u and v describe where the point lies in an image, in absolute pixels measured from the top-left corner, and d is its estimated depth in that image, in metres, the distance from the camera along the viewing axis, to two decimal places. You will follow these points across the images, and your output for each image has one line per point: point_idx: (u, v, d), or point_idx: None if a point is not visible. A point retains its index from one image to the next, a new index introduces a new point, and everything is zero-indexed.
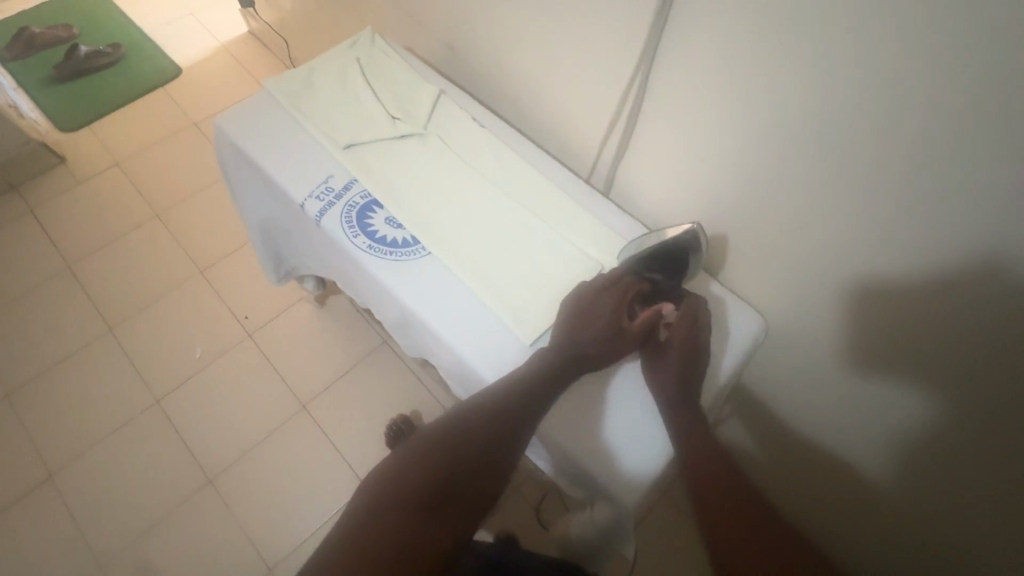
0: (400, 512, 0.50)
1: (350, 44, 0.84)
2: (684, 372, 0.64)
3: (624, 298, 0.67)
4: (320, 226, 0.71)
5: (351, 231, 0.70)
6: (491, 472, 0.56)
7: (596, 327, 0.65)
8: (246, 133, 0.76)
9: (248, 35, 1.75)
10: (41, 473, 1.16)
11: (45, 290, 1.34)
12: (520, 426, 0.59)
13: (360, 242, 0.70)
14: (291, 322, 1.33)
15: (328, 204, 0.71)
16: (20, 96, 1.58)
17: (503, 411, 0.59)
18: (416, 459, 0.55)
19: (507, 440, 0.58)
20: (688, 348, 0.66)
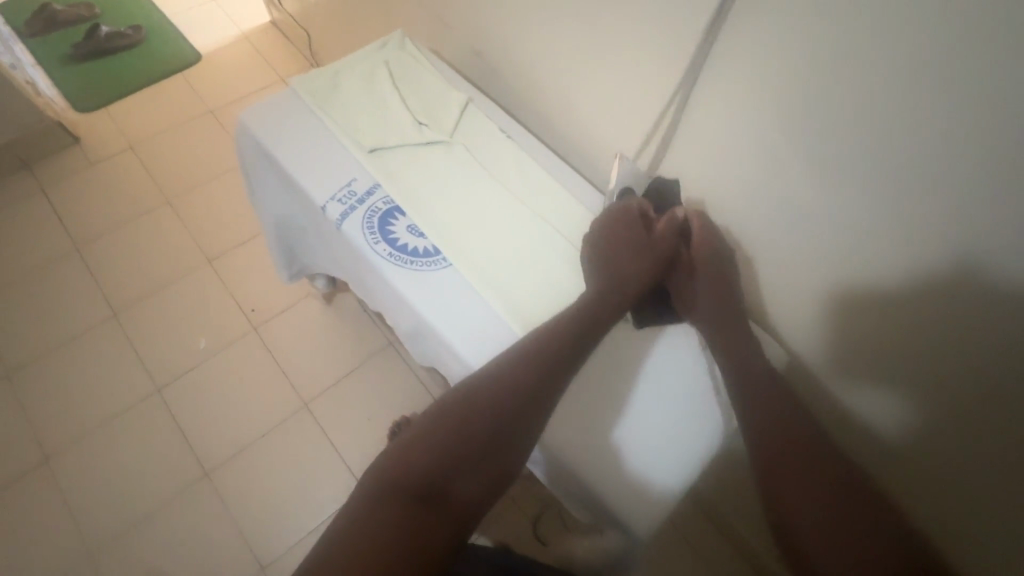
0: (400, 504, 0.47)
1: (379, 46, 0.83)
2: (718, 289, 0.64)
3: (636, 237, 0.66)
4: (341, 231, 0.70)
5: (373, 238, 0.69)
6: (503, 451, 0.53)
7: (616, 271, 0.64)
8: (268, 131, 0.75)
9: (269, 25, 1.74)
10: (36, 456, 1.14)
11: (52, 270, 1.33)
12: (537, 397, 0.55)
13: (381, 250, 0.68)
14: (298, 317, 1.32)
15: (350, 207, 0.70)
16: (38, 73, 1.57)
17: (518, 384, 0.55)
18: (420, 442, 0.52)
19: (525, 410, 0.54)
20: (717, 274, 0.65)
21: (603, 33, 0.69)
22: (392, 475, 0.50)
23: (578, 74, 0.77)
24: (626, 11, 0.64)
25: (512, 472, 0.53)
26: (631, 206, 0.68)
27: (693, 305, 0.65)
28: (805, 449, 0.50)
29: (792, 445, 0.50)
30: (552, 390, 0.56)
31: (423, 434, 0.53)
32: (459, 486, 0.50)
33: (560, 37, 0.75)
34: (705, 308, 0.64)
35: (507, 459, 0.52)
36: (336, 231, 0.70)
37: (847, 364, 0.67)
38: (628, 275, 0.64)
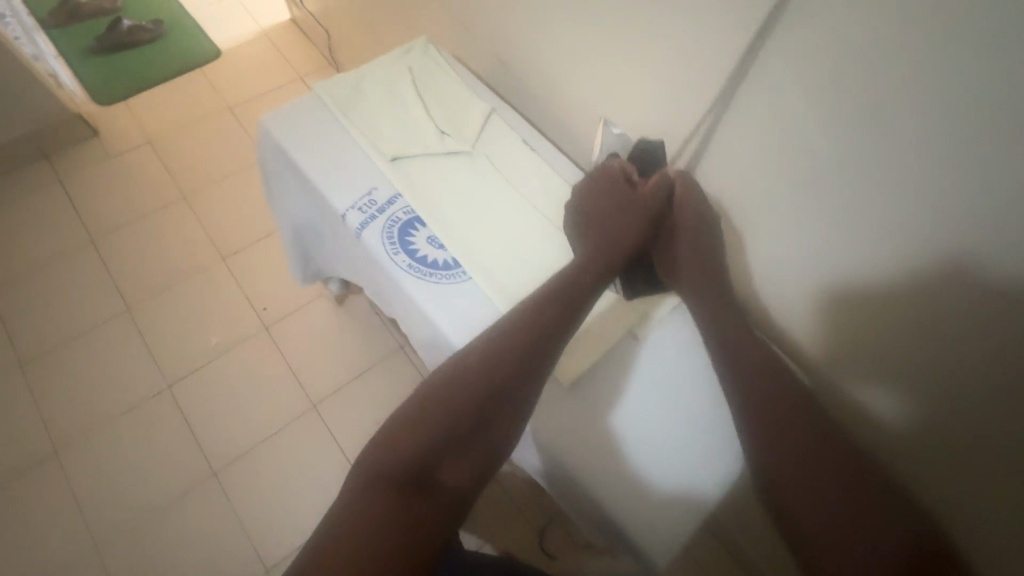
0: (389, 491, 0.47)
1: (403, 52, 0.82)
2: (701, 251, 0.64)
3: (625, 203, 0.66)
4: (361, 240, 0.69)
5: (392, 248, 0.68)
6: (488, 432, 0.53)
7: (604, 238, 0.65)
8: (291, 136, 0.75)
9: (290, 23, 1.75)
10: (47, 448, 1.15)
11: (68, 261, 1.33)
12: (522, 377, 0.54)
13: (401, 261, 0.67)
14: (310, 317, 1.32)
15: (370, 217, 0.69)
16: (59, 65, 1.58)
17: (503, 364, 0.54)
18: (406, 427, 0.51)
19: (510, 390, 0.54)
20: (700, 239, 0.64)
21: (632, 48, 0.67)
22: (385, 459, 0.49)
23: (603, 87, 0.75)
24: (656, 27, 0.62)
25: (497, 454, 0.53)
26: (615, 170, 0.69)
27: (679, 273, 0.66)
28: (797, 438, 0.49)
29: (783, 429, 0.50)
30: (538, 368, 0.55)
31: (412, 415, 0.52)
32: (451, 463, 0.51)
33: (586, 50, 0.74)
34: (694, 274, 0.64)
35: (492, 441, 0.53)
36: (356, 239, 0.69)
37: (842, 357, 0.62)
38: (612, 241, 0.65)
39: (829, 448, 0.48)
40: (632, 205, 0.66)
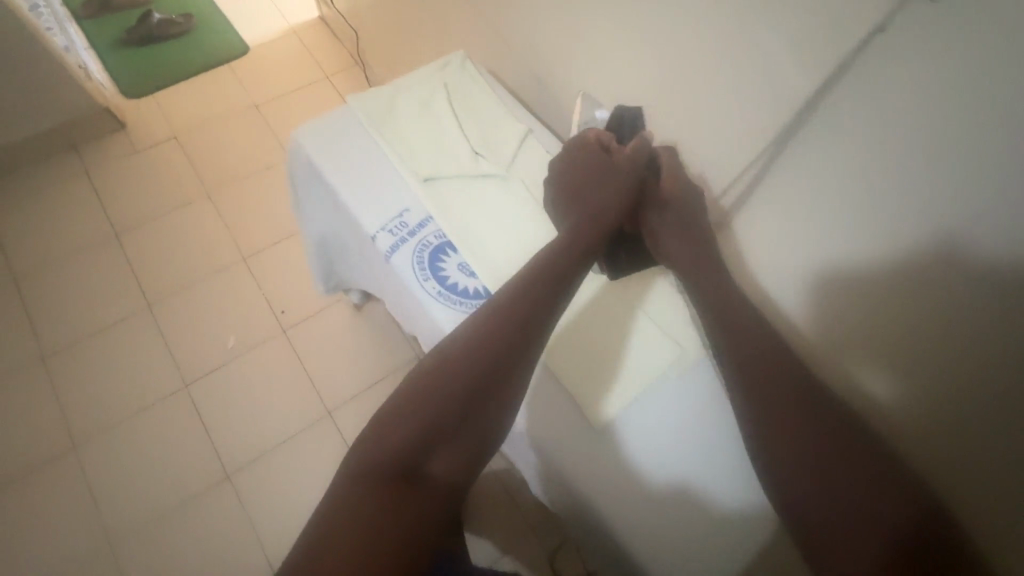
0: (375, 487, 0.45)
1: (439, 66, 0.80)
2: (684, 223, 0.65)
3: (603, 170, 0.65)
4: (390, 264, 0.67)
5: (423, 274, 0.66)
6: (475, 420, 0.51)
7: (585, 203, 0.63)
8: (322, 152, 0.73)
9: (318, 21, 1.73)
10: (65, 442, 1.16)
11: (92, 254, 1.34)
12: (511, 361, 0.52)
13: (431, 288, 0.65)
14: (328, 321, 1.31)
15: (401, 239, 0.67)
16: (90, 57, 1.58)
17: (492, 350, 0.51)
18: (393, 418, 0.49)
19: (499, 376, 0.51)
20: (686, 202, 0.65)
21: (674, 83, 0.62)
22: (375, 450, 0.47)
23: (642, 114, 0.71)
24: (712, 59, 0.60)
25: (485, 443, 0.51)
26: (591, 138, 0.68)
27: (661, 234, 0.65)
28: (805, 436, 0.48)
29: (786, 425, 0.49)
30: (528, 353, 0.53)
31: (403, 403, 0.50)
32: (442, 453, 0.49)
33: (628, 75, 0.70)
34: (676, 239, 0.64)
35: (480, 429, 0.51)
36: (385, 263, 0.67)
37: (851, 336, 0.57)
38: (596, 207, 0.63)
39: (840, 443, 0.47)
40: (614, 171, 0.65)
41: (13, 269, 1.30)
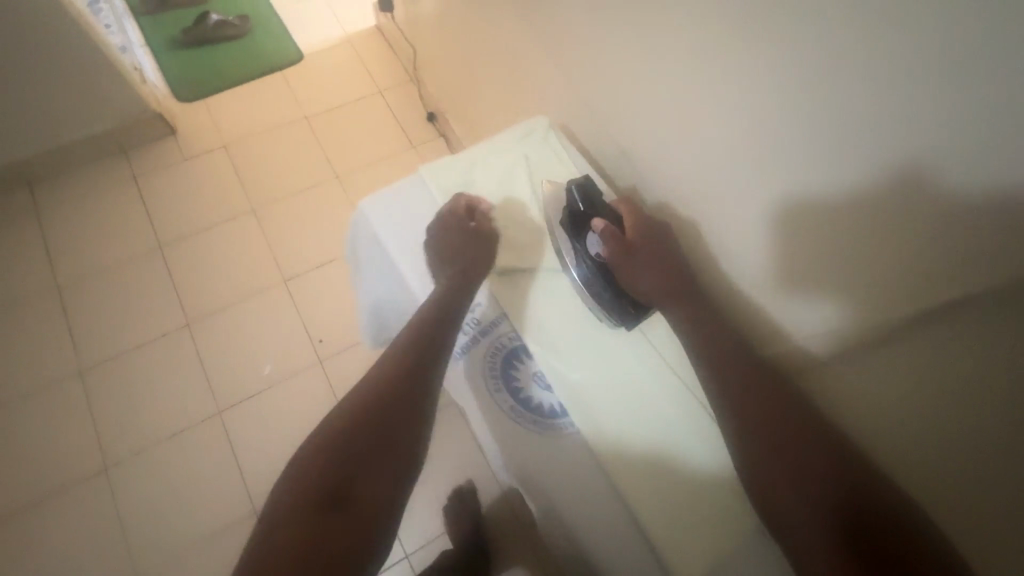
0: (301, 513, 0.45)
1: (520, 136, 0.74)
2: (659, 261, 0.62)
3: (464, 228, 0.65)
4: (457, 364, 0.66)
5: (494, 386, 0.63)
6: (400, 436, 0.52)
7: (459, 260, 0.64)
8: (391, 234, 0.69)
9: (375, 30, 1.67)
10: (97, 461, 1.14)
11: (134, 266, 1.32)
12: (419, 371, 0.56)
13: (503, 401, 0.62)
14: (365, 355, 1.27)
15: (471, 339, 0.65)
16: (146, 57, 1.56)
17: (402, 367, 0.55)
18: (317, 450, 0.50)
19: (418, 393, 0.54)
20: (646, 235, 0.64)
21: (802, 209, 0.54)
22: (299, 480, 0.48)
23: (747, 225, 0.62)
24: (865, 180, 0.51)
25: (411, 449, 0.52)
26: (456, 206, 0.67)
27: (636, 267, 0.62)
28: (775, 436, 0.50)
29: (763, 429, 0.51)
30: (434, 363, 0.57)
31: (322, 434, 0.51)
32: (370, 467, 0.49)
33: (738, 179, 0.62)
34: (644, 269, 0.62)
35: (403, 442, 0.51)
36: (455, 363, 0.66)
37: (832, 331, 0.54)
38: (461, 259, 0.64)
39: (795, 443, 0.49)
40: (480, 235, 0.66)
41: (59, 276, 1.30)
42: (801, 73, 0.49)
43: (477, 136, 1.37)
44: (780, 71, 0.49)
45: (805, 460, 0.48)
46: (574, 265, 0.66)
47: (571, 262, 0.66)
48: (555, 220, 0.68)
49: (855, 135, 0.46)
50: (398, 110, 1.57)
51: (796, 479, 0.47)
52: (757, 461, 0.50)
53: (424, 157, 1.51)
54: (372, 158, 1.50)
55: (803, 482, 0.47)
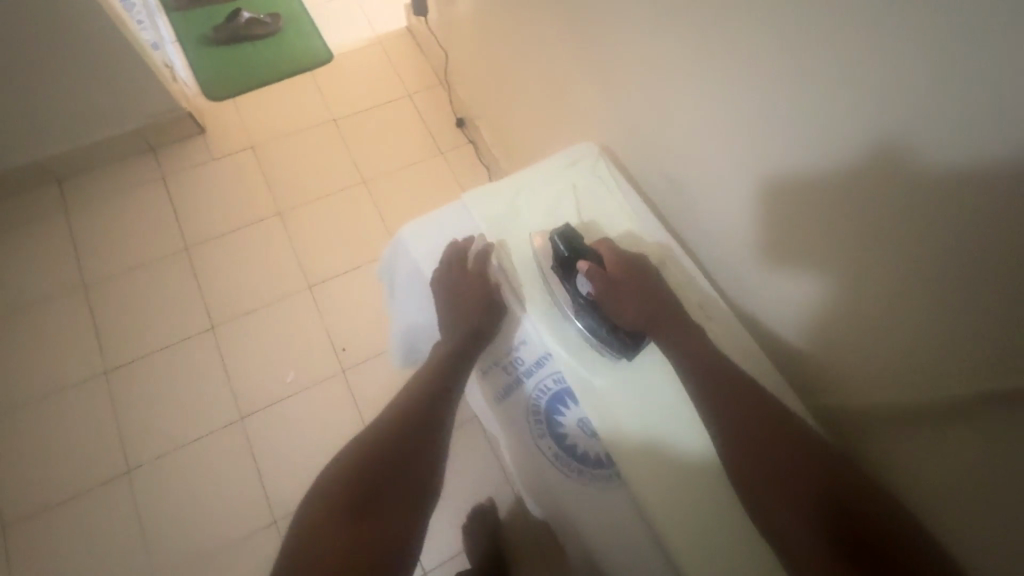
0: (342, 512, 0.54)
1: (567, 163, 0.75)
2: (645, 302, 0.62)
3: (467, 284, 0.66)
4: (501, 406, 0.65)
5: (539, 430, 0.62)
6: (413, 466, 0.59)
7: (467, 312, 0.65)
8: (435, 262, 0.69)
9: (405, 31, 1.65)
10: (120, 463, 1.14)
11: (162, 267, 1.32)
12: (444, 398, 0.64)
13: (547, 447, 0.61)
14: (388, 365, 1.25)
15: (516, 378, 0.65)
16: (177, 54, 1.56)
17: (428, 392, 0.64)
18: (355, 457, 0.59)
19: (428, 430, 0.62)
20: (627, 271, 0.64)
21: (891, 264, 0.51)
22: (339, 482, 0.57)
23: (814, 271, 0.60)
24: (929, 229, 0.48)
25: (434, 464, 0.61)
26: (456, 258, 0.68)
27: (620, 310, 0.62)
28: (752, 445, 0.53)
29: (739, 441, 0.54)
30: (455, 391, 0.65)
31: (359, 446, 0.60)
32: (402, 474, 0.58)
33: (807, 223, 0.58)
34: (631, 305, 0.62)
35: (428, 456, 0.61)
36: (497, 403, 0.65)
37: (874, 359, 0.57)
38: (467, 314, 0.66)
39: (794, 447, 0.52)
40: (478, 288, 0.66)
41: (86, 275, 1.30)
42: (893, 123, 0.46)
43: (508, 145, 1.33)
44: (875, 127, 0.47)
45: (778, 466, 0.51)
46: (568, 308, 0.64)
47: (566, 307, 0.64)
48: (545, 267, 0.66)
49: (956, 192, 0.43)
50: (426, 114, 1.54)
51: (776, 481, 0.51)
52: (743, 467, 0.53)
53: (452, 163, 1.49)
54: (400, 162, 1.48)
55: (777, 486, 0.51)
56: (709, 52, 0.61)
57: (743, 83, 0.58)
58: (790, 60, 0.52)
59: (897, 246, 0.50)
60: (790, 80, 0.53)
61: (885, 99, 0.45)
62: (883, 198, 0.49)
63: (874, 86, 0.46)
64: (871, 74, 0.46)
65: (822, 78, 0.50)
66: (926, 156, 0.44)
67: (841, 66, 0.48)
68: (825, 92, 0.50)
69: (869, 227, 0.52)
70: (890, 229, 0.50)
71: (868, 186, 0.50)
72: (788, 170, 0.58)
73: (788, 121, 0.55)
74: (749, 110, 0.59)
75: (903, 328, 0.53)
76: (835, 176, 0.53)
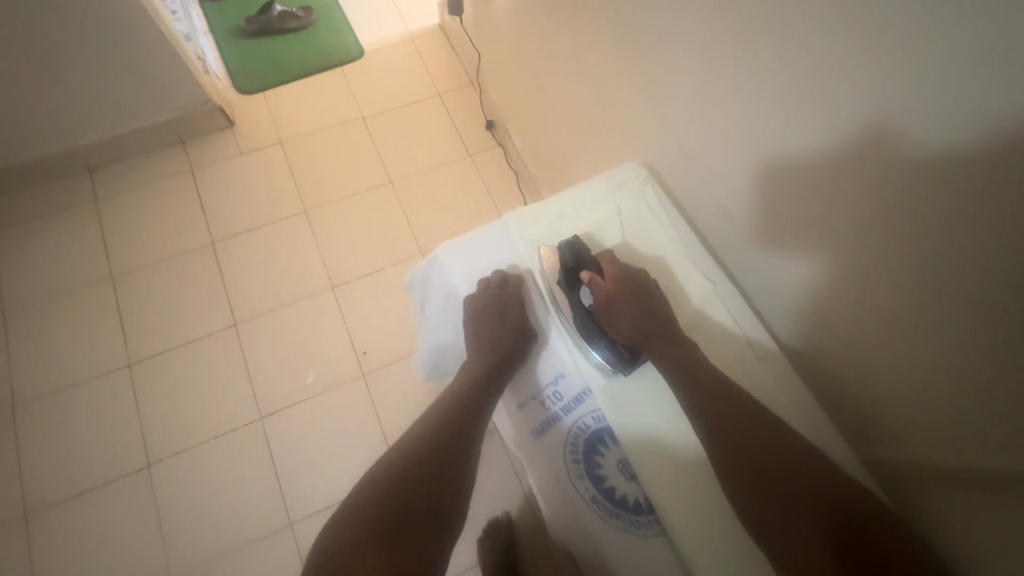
0: (370, 533, 0.51)
1: (614, 186, 0.74)
2: (643, 316, 0.62)
3: (503, 308, 0.66)
4: (537, 443, 0.62)
5: (576, 471, 0.59)
6: (447, 489, 0.56)
7: (501, 335, 0.65)
8: (472, 282, 0.69)
9: (437, 29, 1.62)
10: (140, 458, 1.14)
11: (187, 262, 1.32)
12: (475, 417, 0.62)
13: (585, 490, 0.59)
14: (408, 373, 1.23)
15: (554, 414, 0.62)
16: (209, 46, 1.55)
17: (459, 410, 0.62)
18: (383, 475, 0.56)
19: (459, 451, 0.60)
20: (627, 285, 0.64)
21: (962, 328, 0.47)
22: (367, 501, 0.54)
23: (865, 321, 0.57)
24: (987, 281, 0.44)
25: (463, 485, 0.58)
26: (492, 282, 0.67)
27: (616, 321, 0.62)
28: (756, 454, 0.52)
29: (745, 452, 0.52)
30: (485, 410, 0.63)
31: (387, 463, 0.58)
32: (432, 495, 0.55)
33: (864, 274, 0.55)
34: (628, 318, 0.61)
35: (458, 477, 0.58)
36: (533, 439, 0.62)
37: (924, 410, 0.54)
38: (500, 337, 0.65)
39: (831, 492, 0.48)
40: (511, 312, 0.65)
41: (113, 268, 1.30)
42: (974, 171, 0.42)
43: (539, 152, 1.30)
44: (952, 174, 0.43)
45: (779, 476, 0.50)
46: (570, 321, 0.64)
47: (568, 319, 0.64)
48: (551, 281, 0.66)
49: None
50: (456, 115, 1.52)
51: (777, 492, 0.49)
52: (769, 506, 0.49)
53: (480, 167, 1.46)
54: (427, 163, 1.45)
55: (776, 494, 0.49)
56: (775, 78, 0.57)
57: (809, 118, 0.55)
58: (864, 99, 0.48)
59: (972, 310, 0.46)
60: (864, 120, 0.49)
61: (971, 155, 0.41)
62: (959, 259, 0.45)
63: (958, 140, 0.42)
64: (958, 125, 0.42)
65: (901, 122, 0.46)
66: (1010, 220, 0.40)
67: (926, 111, 0.44)
68: (901, 139, 0.47)
69: (937, 283, 0.48)
70: (965, 292, 0.46)
71: (943, 243, 0.46)
72: (853, 215, 0.54)
73: (857, 165, 0.51)
74: (815, 144, 0.55)
75: (945, 362, 0.50)
76: (903, 229, 0.49)
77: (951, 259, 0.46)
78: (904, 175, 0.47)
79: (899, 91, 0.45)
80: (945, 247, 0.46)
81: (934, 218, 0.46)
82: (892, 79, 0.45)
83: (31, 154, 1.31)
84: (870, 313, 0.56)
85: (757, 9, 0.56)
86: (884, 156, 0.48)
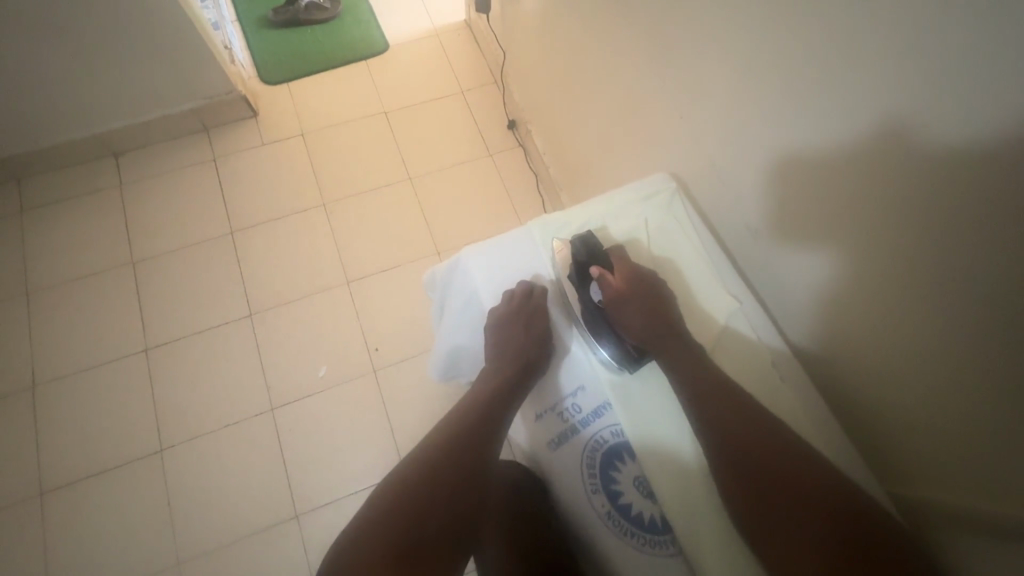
0: (386, 543, 0.51)
1: (643, 196, 0.74)
2: (651, 314, 0.62)
3: (524, 316, 0.65)
4: (552, 454, 0.61)
5: (592, 485, 0.59)
6: (465, 503, 0.55)
7: (522, 343, 0.64)
8: (496, 291, 0.68)
9: (463, 26, 1.62)
10: (152, 442, 1.16)
11: (206, 250, 1.33)
12: (493, 427, 0.61)
13: (600, 505, 0.58)
14: (419, 371, 1.23)
15: (572, 426, 0.62)
16: (236, 35, 1.56)
17: (478, 420, 0.61)
18: (401, 483, 0.56)
19: (477, 460, 0.59)
20: (636, 285, 0.64)
21: (991, 363, 0.45)
22: (383, 509, 0.54)
23: (890, 348, 0.55)
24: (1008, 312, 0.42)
25: (481, 497, 0.57)
26: (515, 289, 0.67)
27: (623, 317, 0.62)
28: (764, 481, 0.50)
29: (752, 479, 0.51)
30: (504, 421, 0.62)
31: (404, 472, 0.57)
32: (449, 506, 0.54)
33: (893, 302, 0.53)
34: (634, 316, 0.61)
35: (475, 488, 0.57)
36: (548, 451, 0.61)
37: (941, 436, 0.52)
38: (521, 346, 0.64)
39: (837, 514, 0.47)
40: (532, 319, 0.65)
41: (134, 253, 1.31)
42: (1001, 198, 0.40)
43: (560, 155, 1.28)
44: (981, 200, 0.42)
45: (795, 504, 0.48)
46: (579, 316, 0.65)
47: (576, 312, 0.65)
48: (562, 273, 0.67)
49: None
50: (477, 114, 1.51)
51: (796, 520, 0.48)
52: (775, 529, 0.48)
53: (500, 167, 1.45)
54: (447, 161, 1.45)
55: (787, 525, 0.48)
56: (808, 94, 0.55)
57: (844, 140, 0.52)
58: (897, 120, 0.47)
59: (1001, 344, 0.43)
60: (905, 146, 0.47)
61: (1000, 181, 0.40)
62: (994, 295, 0.43)
63: (990, 165, 0.40)
64: (992, 152, 0.40)
65: (933, 148, 0.44)
66: None
67: (959, 136, 0.42)
68: (937, 167, 0.44)
69: (970, 315, 0.45)
70: (1000, 328, 0.43)
71: (969, 270, 0.44)
72: (879, 239, 0.52)
73: (886, 187, 0.49)
74: (847, 167, 0.53)
75: (976, 399, 0.47)
76: (935, 257, 0.47)
77: (983, 292, 0.44)
78: (932, 198, 0.45)
79: (935, 113, 0.43)
80: (979, 280, 0.44)
81: (969, 249, 0.44)
82: (928, 102, 0.44)
83: (59, 137, 1.32)
84: (894, 338, 0.54)
85: (797, 21, 0.54)
86: (914, 180, 0.47)
